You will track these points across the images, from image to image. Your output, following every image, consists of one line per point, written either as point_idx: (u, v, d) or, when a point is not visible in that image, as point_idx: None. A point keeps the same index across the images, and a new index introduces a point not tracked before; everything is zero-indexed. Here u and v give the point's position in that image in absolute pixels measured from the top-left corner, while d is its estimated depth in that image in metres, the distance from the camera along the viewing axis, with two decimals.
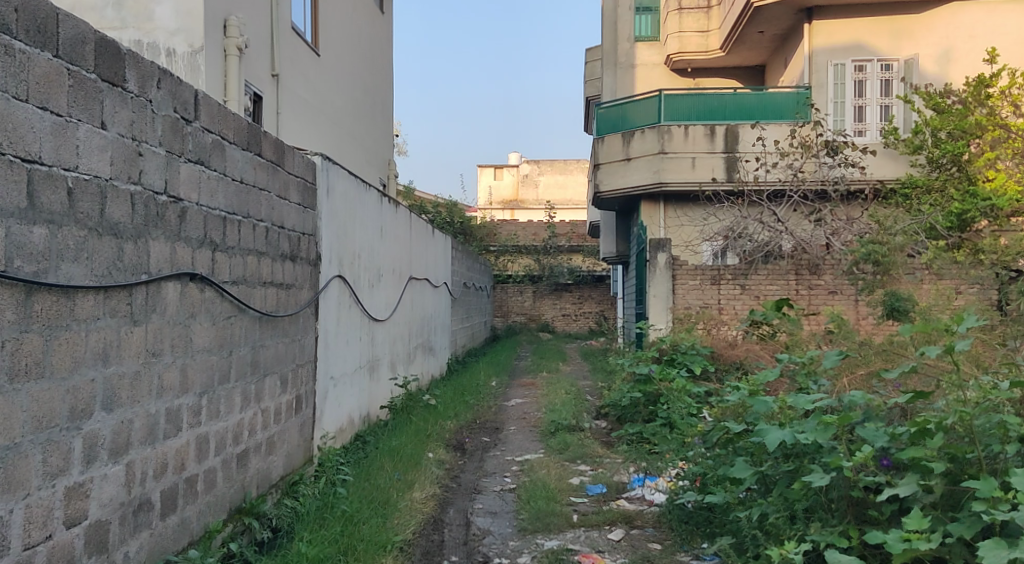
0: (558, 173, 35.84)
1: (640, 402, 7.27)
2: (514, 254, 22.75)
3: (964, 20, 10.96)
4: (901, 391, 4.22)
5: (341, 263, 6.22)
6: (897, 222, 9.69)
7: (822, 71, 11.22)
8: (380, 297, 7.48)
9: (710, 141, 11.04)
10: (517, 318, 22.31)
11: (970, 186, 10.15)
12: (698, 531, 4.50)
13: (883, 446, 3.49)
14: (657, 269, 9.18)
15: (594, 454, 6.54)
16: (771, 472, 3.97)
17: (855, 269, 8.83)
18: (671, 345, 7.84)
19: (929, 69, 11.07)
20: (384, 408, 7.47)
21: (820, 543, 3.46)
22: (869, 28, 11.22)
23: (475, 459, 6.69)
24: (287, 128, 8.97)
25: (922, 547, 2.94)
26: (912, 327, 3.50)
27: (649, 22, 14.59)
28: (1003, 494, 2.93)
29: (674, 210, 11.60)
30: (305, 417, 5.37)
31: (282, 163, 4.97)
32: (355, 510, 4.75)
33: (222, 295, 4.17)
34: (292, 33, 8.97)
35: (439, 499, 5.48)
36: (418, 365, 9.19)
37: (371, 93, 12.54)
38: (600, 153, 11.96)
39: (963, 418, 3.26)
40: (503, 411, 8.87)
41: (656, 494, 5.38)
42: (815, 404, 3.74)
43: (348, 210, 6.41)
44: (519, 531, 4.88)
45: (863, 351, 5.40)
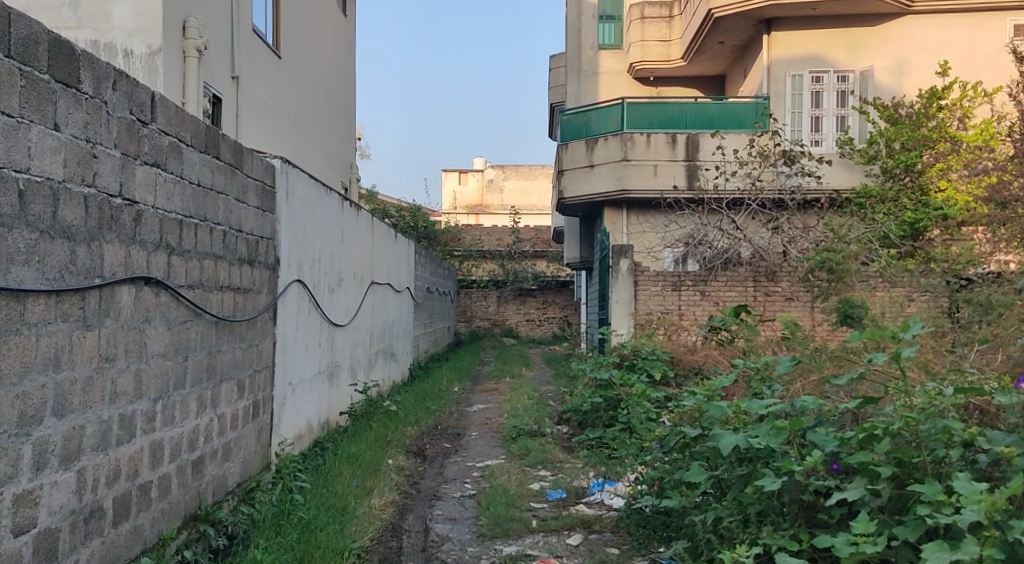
0: (523, 178, 36.07)
1: (601, 407, 7.34)
2: (478, 258, 22.74)
3: (917, 34, 11.26)
4: (851, 397, 4.31)
5: (299, 267, 6.16)
6: (851, 230, 9.81)
7: (780, 81, 11.42)
8: (341, 302, 7.44)
9: (671, 149, 11.16)
10: (481, 323, 22.34)
11: (923, 197, 10.37)
12: (656, 535, 4.56)
13: (833, 451, 3.55)
14: (619, 275, 9.27)
15: (554, 459, 6.58)
16: (725, 475, 4.03)
17: (810, 276, 9.01)
18: (632, 351, 7.96)
19: (884, 81, 11.31)
20: (344, 414, 7.43)
21: (771, 547, 3.52)
22: (826, 39, 11.44)
23: (435, 465, 6.69)
24: (246, 130, 8.87)
25: (869, 550, 2.98)
26: (860, 333, 3.59)
27: (612, 30, 14.82)
28: (946, 498, 3.00)
29: (637, 216, 11.71)
30: (262, 424, 5.32)
31: (240, 166, 4.92)
32: (313, 517, 4.72)
33: (178, 300, 4.13)
34: (252, 35, 8.88)
35: (399, 505, 5.48)
36: (379, 370, 9.14)
37: (332, 97, 12.47)
38: (564, 160, 12.01)
39: (909, 423, 3.32)
40: (464, 416, 8.87)
41: (615, 498, 5.43)
42: (768, 408, 3.81)
43: (308, 214, 6.36)
44: (478, 536, 4.89)
45: (811, 353, 5.54)
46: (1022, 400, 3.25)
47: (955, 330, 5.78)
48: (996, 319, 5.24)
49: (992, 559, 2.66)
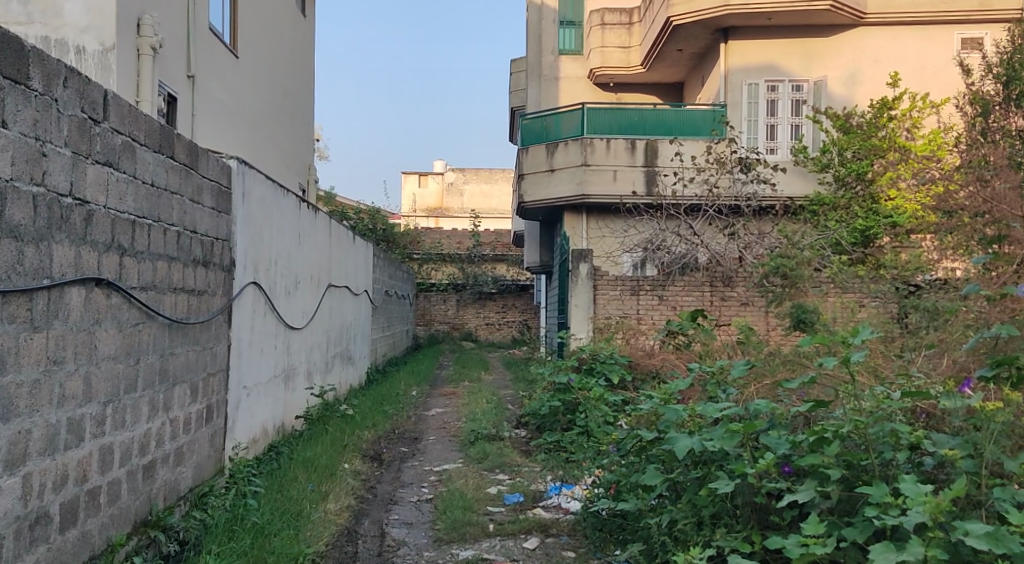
0: (483, 182, 36.11)
1: (560, 411, 7.36)
2: (437, 262, 22.69)
3: (869, 45, 11.53)
4: (802, 400, 4.39)
5: (255, 270, 6.09)
6: (804, 237, 9.96)
7: (736, 90, 11.61)
8: (297, 305, 7.37)
9: (631, 155, 11.26)
10: (440, 326, 22.25)
11: (873, 205, 10.60)
12: (612, 538, 4.58)
13: (784, 453, 3.60)
14: (578, 278, 9.34)
15: (512, 463, 6.59)
16: (680, 478, 4.07)
17: (764, 281, 9.12)
18: (590, 355, 7.99)
19: (837, 91, 11.55)
20: (299, 418, 7.35)
21: (724, 548, 3.57)
22: (781, 49, 11.65)
23: (392, 469, 6.65)
24: (201, 130, 8.73)
25: (819, 551, 3.04)
26: (811, 338, 3.67)
27: (572, 36, 14.93)
28: (894, 499, 3.06)
29: (595, 221, 11.80)
30: (215, 428, 5.24)
31: (194, 166, 4.85)
32: (267, 522, 4.68)
33: (129, 301, 4.05)
34: (209, 34, 8.75)
35: (355, 510, 5.44)
36: (336, 374, 9.06)
37: (291, 98, 12.34)
38: (524, 164, 12.06)
39: (858, 426, 3.39)
40: (422, 421, 8.84)
41: (571, 502, 5.45)
42: (722, 412, 3.86)
43: (264, 216, 6.29)
44: (434, 541, 4.88)
45: (761, 356, 5.64)
46: (966, 404, 3.33)
47: (901, 331, 5.91)
48: (942, 324, 5.28)
49: (936, 559, 2.72)
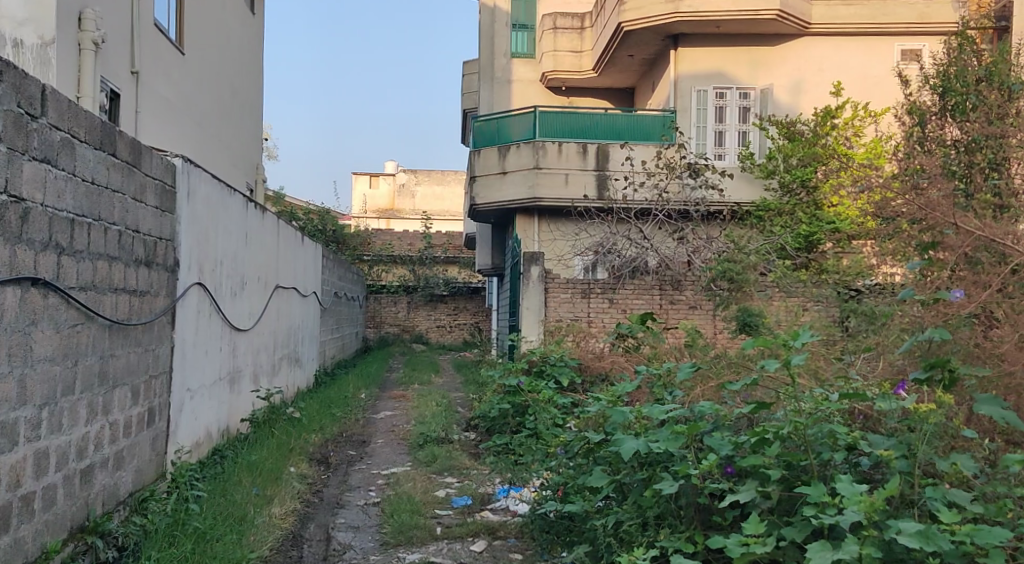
0: (436, 184, 36.05)
1: (509, 414, 7.37)
2: (388, 264, 22.59)
3: (812, 55, 11.82)
4: (745, 402, 4.46)
5: (200, 270, 5.98)
6: (750, 242, 10.06)
7: (686, 96, 11.78)
8: (243, 307, 7.23)
9: (582, 159, 11.34)
10: (391, 328, 22.11)
11: (816, 211, 10.69)
12: (559, 540, 4.59)
13: (727, 455, 3.66)
14: (530, 281, 9.41)
15: (461, 465, 6.57)
16: (627, 480, 4.11)
17: (712, 285, 9.32)
18: (541, 357, 8.01)
19: (782, 98, 11.80)
20: (244, 421, 7.23)
21: (667, 549, 3.61)
22: (729, 57, 11.88)
23: (339, 473, 6.59)
24: (145, 127, 8.54)
25: (759, 550, 3.08)
26: (755, 341, 3.77)
27: (525, 39, 15.00)
28: (830, 499, 3.12)
29: (547, 224, 11.88)
30: (157, 431, 5.13)
31: (138, 164, 4.75)
32: (209, 527, 4.59)
33: (67, 302, 3.95)
34: (153, 30, 8.57)
35: (300, 514, 5.37)
36: (282, 377, 8.93)
37: (239, 96, 12.15)
38: (476, 166, 12.08)
39: (797, 427, 3.45)
40: (371, 424, 8.77)
41: (519, 504, 5.45)
42: (667, 414, 3.91)
43: (210, 215, 6.18)
44: (381, 545, 4.85)
45: (704, 356, 5.74)
46: (900, 406, 3.43)
47: (840, 330, 6.05)
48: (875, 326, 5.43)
49: (870, 557, 2.79)
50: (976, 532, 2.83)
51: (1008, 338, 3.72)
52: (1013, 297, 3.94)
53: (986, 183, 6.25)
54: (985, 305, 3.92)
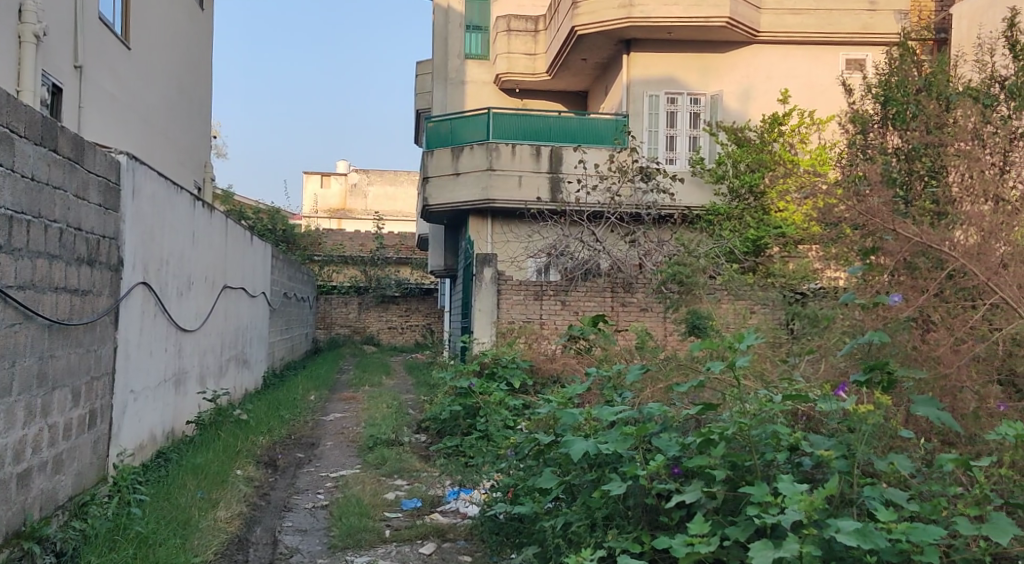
0: (388, 185, 35.85)
1: (460, 416, 7.36)
2: (339, 264, 22.38)
3: (762, 63, 12.03)
4: (693, 403, 4.52)
5: (145, 269, 5.86)
6: (700, 245, 10.08)
7: (638, 101, 11.91)
8: (189, 307, 7.10)
9: (536, 161, 11.40)
10: (341, 330, 21.91)
11: (763, 215, 10.79)
12: (509, 541, 4.58)
13: (674, 455, 3.72)
14: (483, 282, 9.42)
15: (412, 468, 6.53)
16: (576, 480, 4.14)
17: (662, 288, 9.36)
18: (493, 359, 8.01)
19: (732, 105, 12.01)
20: (190, 423, 7.08)
21: (615, 549, 3.64)
22: (680, 63, 12.05)
23: (287, 475, 6.51)
24: (89, 123, 8.33)
25: (703, 550, 3.12)
26: (701, 343, 3.87)
27: (479, 40, 15.02)
28: (773, 498, 3.17)
29: (501, 226, 11.92)
30: (99, 433, 5.00)
31: (80, 160, 4.63)
32: (151, 531, 4.50)
33: (5, 301, 3.83)
34: (98, 23, 8.38)
35: (246, 517, 5.29)
36: (230, 378, 8.78)
37: (187, 92, 11.93)
38: (429, 166, 12.05)
39: (742, 428, 3.51)
40: (320, 426, 8.67)
41: (469, 506, 5.45)
42: (617, 415, 3.94)
43: (156, 214, 6.06)
44: (328, 548, 4.81)
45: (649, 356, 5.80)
46: (841, 407, 3.51)
47: (784, 330, 6.18)
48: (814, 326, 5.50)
49: (810, 555, 2.84)
50: (911, 530, 2.90)
51: (943, 341, 3.84)
52: (949, 300, 4.08)
53: (925, 190, 6.41)
54: (923, 309, 4.01)
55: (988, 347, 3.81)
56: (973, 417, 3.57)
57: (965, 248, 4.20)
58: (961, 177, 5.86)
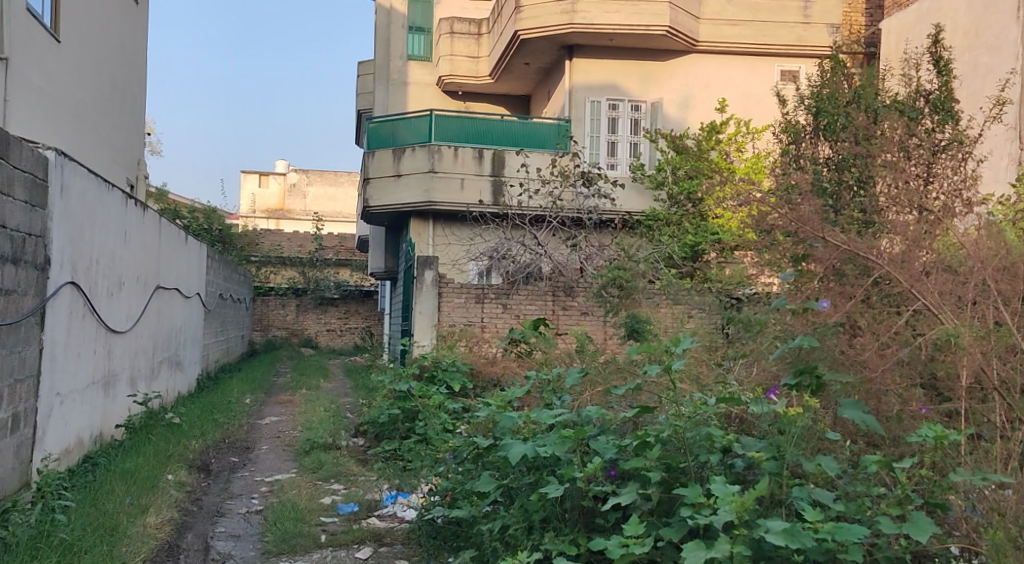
0: (328, 185, 35.45)
1: (398, 419, 7.32)
2: (277, 265, 22.44)
3: (700, 72, 12.29)
4: (630, 406, 4.59)
5: (74, 269, 5.68)
6: (640, 250, 10.10)
7: (580, 106, 11.99)
8: (120, 308, 6.90)
9: (478, 164, 11.42)
10: (278, 332, 21.54)
11: (701, 222, 10.88)
12: (446, 546, 4.56)
13: (611, 458, 3.76)
14: (424, 285, 9.45)
15: (349, 472, 6.48)
16: (514, 484, 4.16)
17: (603, 293, 9.14)
18: (432, 362, 8.01)
19: (672, 113, 12.22)
20: (119, 427, 6.88)
21: (552, 551, 3.66)
22: (621, 70, 12.20)
23: (220, 480, 6.37)
24: (14, 117, 8.04)
25: (638, 551, 3.16)
26: (639, 347, 3.95)
27: (421, 42, 14.95)
28: (705, 499, 3.23)
29: (442, 228, 11.92)
30: (22, 438, 4.82)
31: (5, 156, 4.48)
32: (76, 538, 4.36)
33: None
34: (26, 14, 8.10)
35: (177, 523, 5.17)
36: (162, 381, 8.55)
37: (119, 87, 11.60)
38: (370, 167, 11.97)
39: (677, 430, 3.57)
40: (255, 429, 8.52)
41: (407, 511, 5.42)
42: (555, 419, 3.97)
43: (86, 211, 5.88)
44: (262, 553, 4.73)
45: (586, 360, 5.85)
46: (772, 409, 3.60)
47: (719, 334, 6.26)
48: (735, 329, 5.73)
49: (740, 555, 2.90)
50: (837, 529, 2.98)
51: (870, 346, 3.96)
52: (875, 307, 4.21)
53: (854, 200, 6.59)
54: (850, 314, 4.12)
55: (912, 352, 3.94)
56: (896, 419, 3.70)
57: (889, 256, 4.32)
58: (888, 188, 6.05)
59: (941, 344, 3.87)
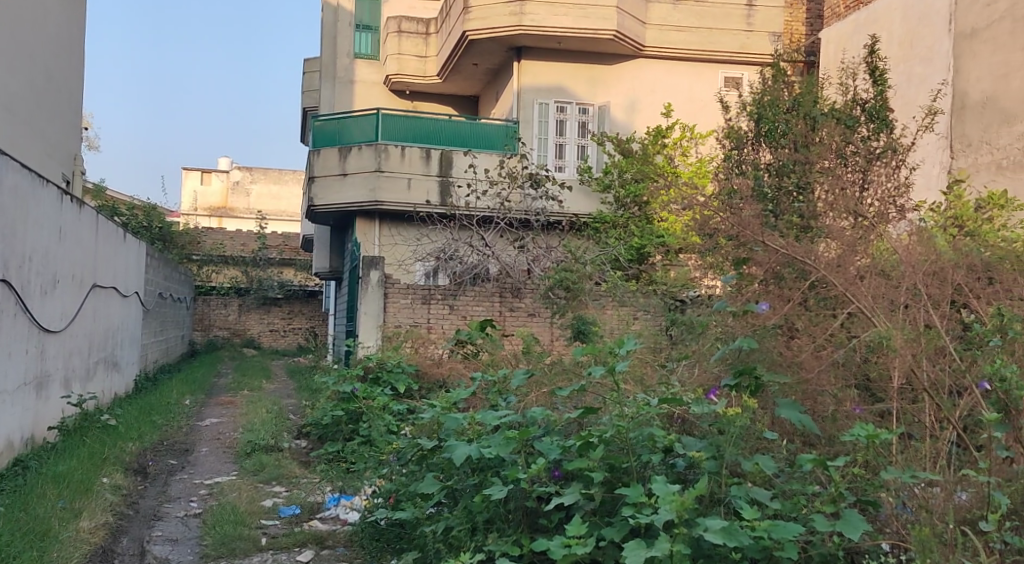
0: (272, 183, 34.94)
1: (342, 421, 7.24)
2: (219, 264, 21.74)
3: (646, 77, 12.42)
4: (574, 407, 4.60)
5: (6, 266, 5.50)
6: (586, 252, 10.17)
7: (528, 108, 12.03)
8: (54, 306, 6.70)
9: (425, 164, 11.38)
10: (220, 332, 21.14)
11: (646, 224, 10.98)
12: (388, 548, 4.54)
13: (555, 458, 3.78)
14: (369, 286, 9.41)
15: (291, 474, 6.39)
16: (458, 485, 4.15)
17: (550, 294, 9.23)
18: (377, 363, 7.96)
19: (619, 116, 12.34)
20: (52, 429, 6.67)
21: (495, 552, 3.67)
22: (569, 72, 12.27)
23: (158, 483, 6.23)
24: None
25: (580, 551, 3.18)
26: (583, 348, 3.98)
27: (369, 41, 14.81)
28: (647, 499, 3.26)
29: (388, 228, 11.84)
30: None
31: None
32: (4, 543, 4.20)
33: None
34: None
35: (112, 528, 5.03)
36: (97, 382, 8.32)
37: (55, 80, 11.25)
38: (315, 166, 11.83)
39: (620, 430, 3.60)
40: (194, 431, 8.36)
41: (350, 512, 5.37)
42: (499, 420, 3.97)
43: (19, 206, 5.71)
44: (200, 557, 4.64)
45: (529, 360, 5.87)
46: (711, 410, 3.65)
47: (662, 336, 6.36)
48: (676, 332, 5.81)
49: (680, 554, 2.94)
50: (773, 527, 3.04)
51: (806, 347, 4.06)
52: (812, 310, 4.32)
53: (793, 205, 6.74)
54: (787, 317, 4.21)
55: (846, 353, 4.06)
56: (831, 419, 3.81)
57: (826, 261, 4.43)
58: (825, 194, 6.19)
59: (874, 346, 4.00)
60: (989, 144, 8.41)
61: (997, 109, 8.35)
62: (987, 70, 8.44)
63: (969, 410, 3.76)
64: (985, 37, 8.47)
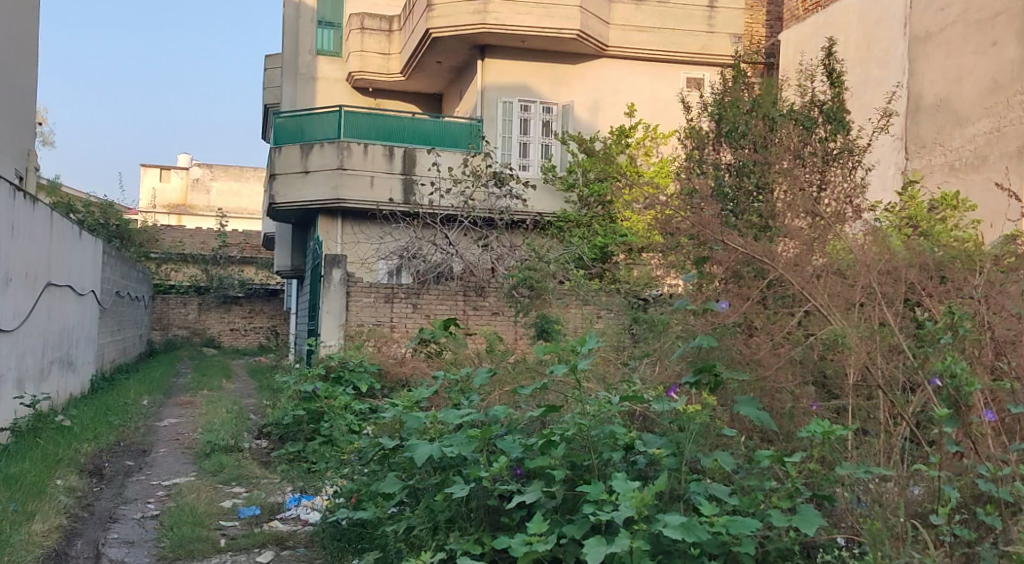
0: (233, 180, 34.50)
1: (303, 420, 7.18)
2: (179, 262, 21.65)
3: (610, 77, 12.49)
4: (536, 404, 4.60)
5: None
6: (550, 251, 10.22)
7: (492, 106, 12.02)
8: (7, 305, 6.54)
9: (388, 162, 11.31)
10: (179, 331, 20.80)
11: (610, 223, 11.03)
12: (349, 548, 4.49)
13: (517, 456, 3.79)
14: (331, 284, 9.33)
15: (250, 474, 6.31)
16: (420, 484, 4.13)
17: (514, 293, 9.21)
18: (339, 362, 7.90)
19: (582, 116, 12.40)
20: (3, 431, 6.51)
21: (456, 551, 3.66)
22: (533, 72, 12.29)
23: (114, 485, 6.11)
24: None
25: (541, 548, 3.18)
26: (545, 346, 3.99)
27: (331, 37, 14.66)
28: (608, 495, 3.28)
29: (351, 226, 11.77)
30: None
31: None
32: None
33: None
34: None
35: (66, 531, 4.93)
36: (51, 383, 8.14)
37: (8, 73, 10.98)
38: (276, 163, 11.70)
39: (582, 428, 3.62)
40: (152, 432, 8.23)
41: (311, 513, 5.32)
42: (461, 419, 3.97)
43: None
44: (157, 559, 4.57)
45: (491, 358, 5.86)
46: (672, 407, 3.67)
47: (625, 333, 6.40)
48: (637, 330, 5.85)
49: (639, 550, 2.97)
50: (731, 522, 3.08)
51: (763, 345, 4.12)
52: (769, 309, 4.38)
53: (753, 205, 6.81)
54: (745, 316, 4.26)
55: (804, 351, 4.13)
56: (788, 416, 3.88)
57: (782, 261, 4.49)
58: (784, 194, 6.26)
59: (830, 344, 4.06)
60: (942, 146, 8.58)
61: (950, 111, 8.52)
62: (940, 73, 8.61)
63: (921, 405, 3.79)
64: (938, 41, 8.64)
